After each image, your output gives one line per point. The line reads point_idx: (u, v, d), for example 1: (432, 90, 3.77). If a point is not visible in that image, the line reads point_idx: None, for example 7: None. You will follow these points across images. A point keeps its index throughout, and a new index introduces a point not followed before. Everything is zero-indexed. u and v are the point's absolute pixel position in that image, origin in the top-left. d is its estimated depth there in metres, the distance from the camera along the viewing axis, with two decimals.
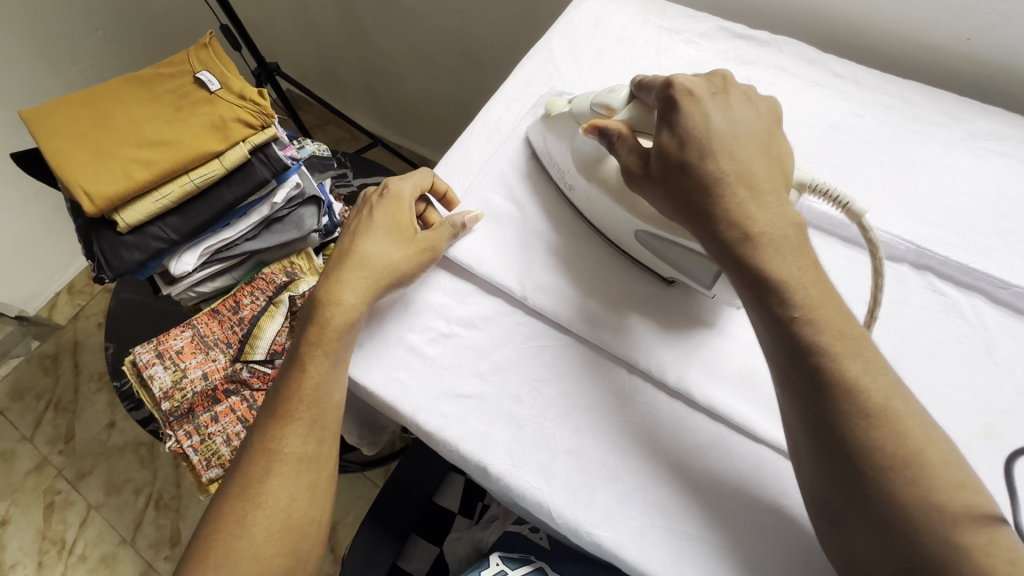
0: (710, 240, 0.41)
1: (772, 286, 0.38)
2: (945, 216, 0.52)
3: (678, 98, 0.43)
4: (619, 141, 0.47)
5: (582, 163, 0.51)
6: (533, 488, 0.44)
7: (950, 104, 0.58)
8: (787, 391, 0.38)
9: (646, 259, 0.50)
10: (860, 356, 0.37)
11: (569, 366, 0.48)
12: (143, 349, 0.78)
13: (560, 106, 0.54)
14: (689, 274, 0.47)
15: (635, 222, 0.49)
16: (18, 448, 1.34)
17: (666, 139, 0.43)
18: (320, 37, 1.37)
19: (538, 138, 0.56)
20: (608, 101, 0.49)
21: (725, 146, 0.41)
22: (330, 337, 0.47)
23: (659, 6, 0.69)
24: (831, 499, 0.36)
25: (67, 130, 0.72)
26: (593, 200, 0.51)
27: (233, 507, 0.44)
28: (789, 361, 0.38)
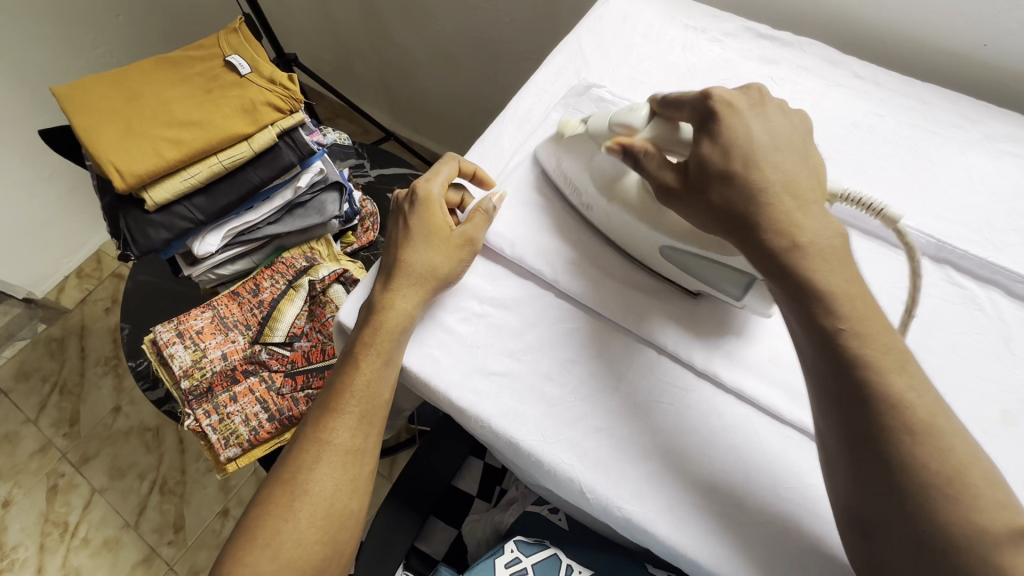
0: (749, 247, 0.40)
1: (816, 296, 0.37)
2: (963, 213, 0.54)
3: (719, 111, 0.43)
4: (646, 158, 0.45)
5: (602, 182, 0.51)
6: (564, 463, 0.45)
7: (967, 107, 0.60)
8: (826, 403, 0.37)
9: (671, 273, 0.50)
10: (905, 372, 0.35)
11: (611, 356, 0.49)
12: (164, 328, 0.79)
13: (573, 127, 0.54)
14: (719, 287, 0.47)
15: (658, 237, 0.49)
16: (22, 430, 1.33)
17: (708, 149, 0.42)
18: (338, 29, 1.39)
19: (551, 162, 0.55)
20: (628, 120, 0.48)
21: (771, 156, 0.41)
22: (383, 339, 0.48)
23: (685, 6, 0.70)
24: (864, 513, 0.34)
25: (98, 107, 0.73)
26: (612, 215, 0.51)
27: (281, 492, 0.45)
28: (834, 372, 0.36)
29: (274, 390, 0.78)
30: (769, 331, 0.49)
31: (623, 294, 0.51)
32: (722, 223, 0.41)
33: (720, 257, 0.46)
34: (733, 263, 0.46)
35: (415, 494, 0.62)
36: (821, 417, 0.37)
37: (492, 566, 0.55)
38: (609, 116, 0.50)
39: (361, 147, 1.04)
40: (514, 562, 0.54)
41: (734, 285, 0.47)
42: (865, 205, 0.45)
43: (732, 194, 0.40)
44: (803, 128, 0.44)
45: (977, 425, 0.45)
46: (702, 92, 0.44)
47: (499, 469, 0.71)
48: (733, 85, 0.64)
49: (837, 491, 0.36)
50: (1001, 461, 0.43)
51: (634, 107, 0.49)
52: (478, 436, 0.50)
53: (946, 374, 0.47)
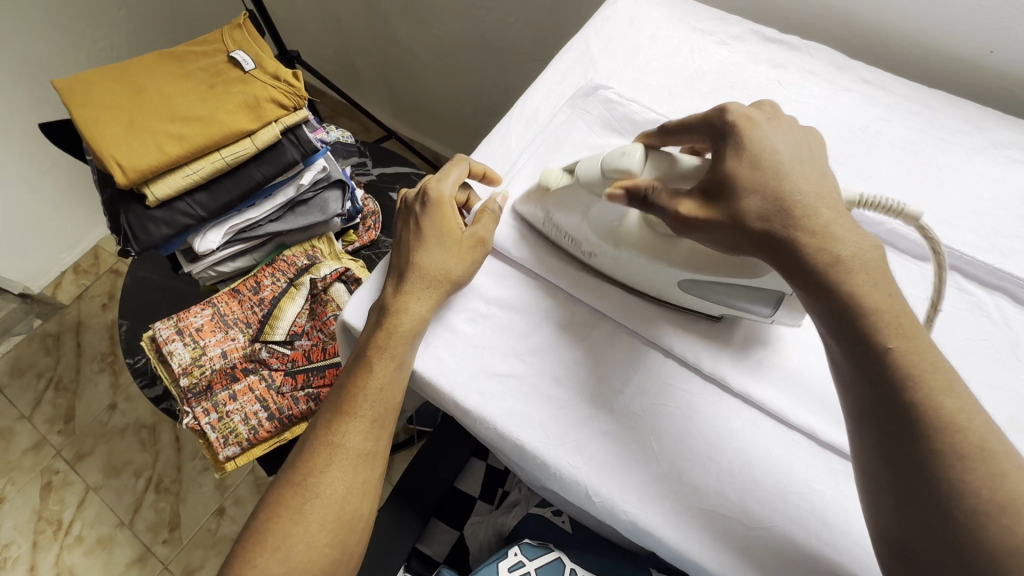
0: (788, 265, 0.39)
1: (859, 315, 0.36)
2: (970, 219, 0.54)
3: (737, 122, 0.42)
4: (657, 195, 0.43)
5: (602, 231, 0.50)
6: (571, 467, 0.45)
7: (974, 114, 0.60)
8: (870, 429, 0.36)
9: (691, 302, 0.49)
10: (954, 393, 0.34)
11: (621, 359, 0.49)
12: (163, 326, 0.78)
13: (557, 178, 0.51)
14: (748, 306, 0.46)
15: (676, 273, 0.47)
16: (16, 426, 1.32)
17: (733, 164, 0.41)
18: (341, 26, 1.38)
19: (539, 218, 0.53)
20: (623, 164, 0.45)
21: (790, 165, 0.40)
22: (396, 342, 0.47)
23: (692, 8, 0.70)
24: (911, 543, 0.34)
25: (100, 101, 0.72)
26: (620, 259, 0.49)
27: (291, 495, 0.45)
28: (878, 396, 0.35)
29: (274, 388, 0.77)
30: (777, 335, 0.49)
31: (630, 297, 0.51)
32: (753, 240, 0.40)
33: (745, 281, 0.45)
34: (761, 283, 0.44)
35: (417, 494, 0.61)
36: (862, 443, 0.36)
37: (495, 569, 0.54)
38: (599, 160, 0.48)
39: (364, 145, 1.03)
40: (517, 566, 0.54)
41: (763, 303, 0.46)
42: (883, 207, 0.44)
43: (763, 207, 0.39)
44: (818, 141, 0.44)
45: None
46: (716, 112, 0.44)
47: (501, 470, 0.72)
48: (740, 87, 0.63)
49: (877, 517, 0.36)
50: None
51: (624, 149, 0.46)
52: (483, 438, 0.49)
53: None
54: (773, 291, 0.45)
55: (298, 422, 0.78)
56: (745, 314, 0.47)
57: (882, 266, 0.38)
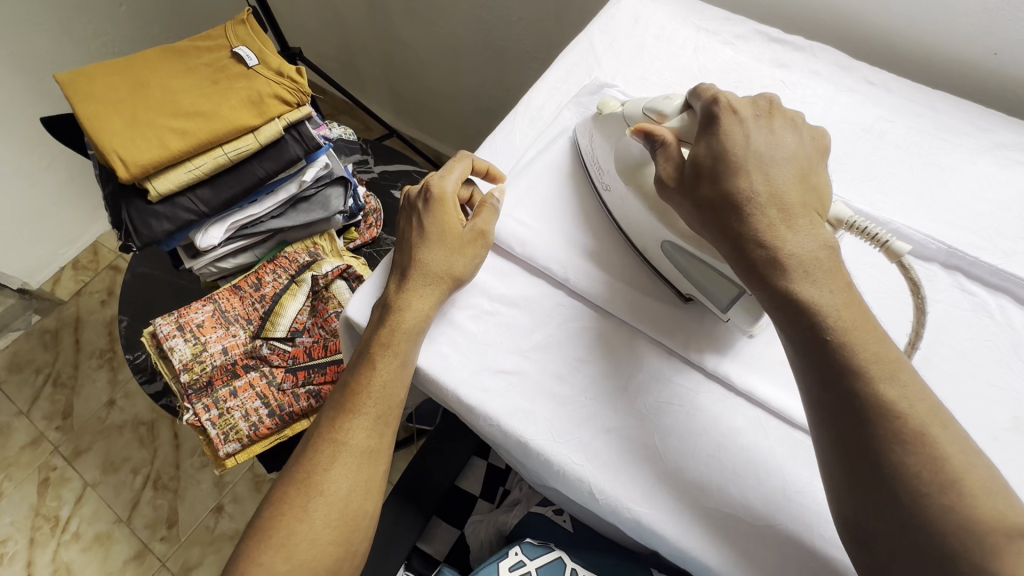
0: (736, 247, 0.40)
1: (800, 304, 0.37)
2: (973, 220, 0.54)
3: (720, 114, 0.43)
4: (663, 148, 0.46)
5: (625, 165, 0.51)
6: (575, 465, 0.45)
7: (977, 115, 0.60)
8: (818, 415, 0.36)
9: (668, 272, 0.50)
10: (897, 380, 0.35)
11: (625, 358, 0.49)
12: (164, 322, 0.78)
13: (611, 108, 0.55)
14: (708, 293, 0.47)
15: (663, 232, 0.49)
16: (13, 422, 1.31)
17: (699, 147, 0.43)
18: (344, 22, 1.38)
19: (584, 139, 0.56)
20: (661, 107, 0.49)
21: (757, 159, 0.41)
22: (399, 339, 0.47)
23: (697, 8, 0.70)
24: (867, 526, 0.34)
25: (102, 95, 0.72)
26: (626, 201, 0.51)
27: (295, 493, 0.44)
28: (823, 383, 0.36)
29: (275, 385, 0.77)
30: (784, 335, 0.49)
31: (637, 296, 0.51)
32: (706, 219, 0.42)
33: (717, 264, 0.46)
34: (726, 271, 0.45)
35: (418, 491, 0.61)
36: (816, 429, 0.37)
37: (495, 569, 0.54)
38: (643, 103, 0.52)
39: (366, 143, 1.03)
40: (518, 565, 0.54)
41: (722, 295, 0.46)
42: (870, 236, 0.45)
43: (720, 191, 0.41)
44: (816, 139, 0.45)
45: (986, 432, 0.45)
46: (712, 95, 0.45)
47: (503, 469, 0.71)
48: (744, 87, 0.63)
49: (837, 505, 0.36)
50: (1009, 468, 0.43)
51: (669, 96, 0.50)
52: (488, 436, 0.49)
53: (956, 381, 0.47)
54: (736, 285, 0.45)
55: (299, 419, 0.78)
56: (705, 301, 0.48)
57: (838, 265, 0.38)
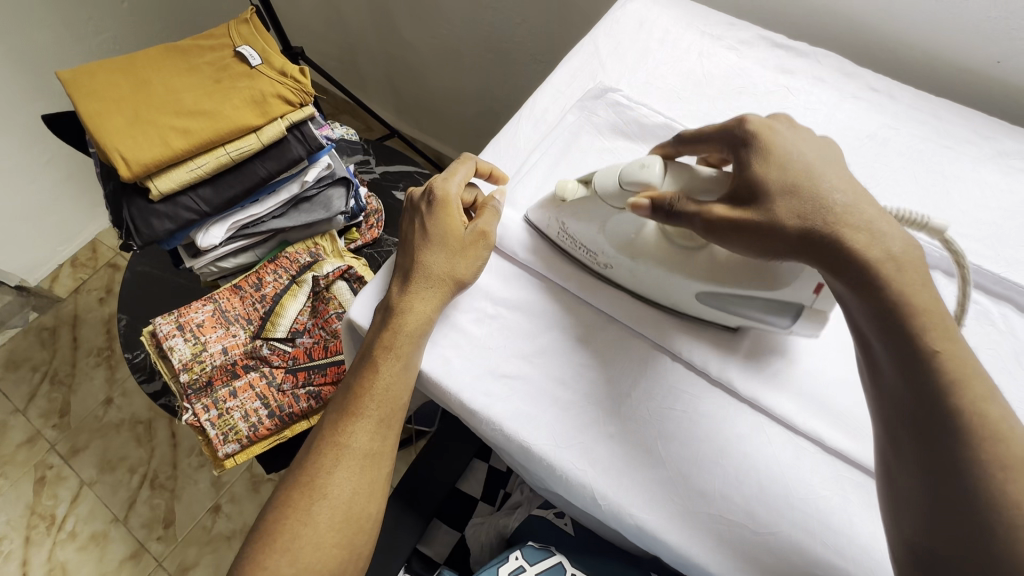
0: (824, 262, 0.38)
1: (901, 317, 0.35)
2: (976, 228, 0.54)
3: (757, 132, 0.41)
4: (684, 205, 0.42)
5: (620, 242, 0.48)
6: (578, 469, 0.45)
7: (980, 124, 0.60)
8: (909, 432, 0.35)
9: (710, 315, 0.48)
10: (995, 402, 0.33)
11: (627, 363, 0.49)
12: (164, 321, 0.77)
13: (571, 190, 0.48)
14: (766, 318, 0.46)
15: (695, 284, 0.46)
16: (10, 420, 1.31)
17: (762, 167, 0.40)
18: (346, 23, 1.37)
19: (554, 225, 0.51)
20: (643, 178, 0.43)
21: (819, 168, 0.40)
22: (402, 342, 0.47)
23: (701, 13, 0.70)
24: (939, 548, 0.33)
25: (103, 93, 0.72)
26: (637, 271, 0.48)
27: (299, 497, 0.44)
28: (917, 399, 0.34)
29: (275, 386, 0.77)
30: (784, 340, 0.49)
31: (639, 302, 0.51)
32: (794, 242, 0.38)
33: (765, 294, 0.44)
34: (779, 295, 0.44)
35: (418, 494, 0.61)
36: (899, 445, 0.35)
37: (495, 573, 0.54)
38: (615, 173, 0.45)
39: (368, 143, 1.03)
40: (518, 571, 0.54)
41: (781, 315, 0.45)
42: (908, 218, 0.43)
43: (798, 206, 0.38)
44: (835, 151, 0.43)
45: None
46: (723, 132, 0.44)
47: (503, 472, 0.71)
48: (749, 92, 0.63)
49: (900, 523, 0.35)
50: None
51: (643, 161, 0.44)
52: (489, 440, 0.49)
53: None
54: (791, 302, 0.44)
55: (299, 420, 0.77)
56: (762, 325, 0.47)
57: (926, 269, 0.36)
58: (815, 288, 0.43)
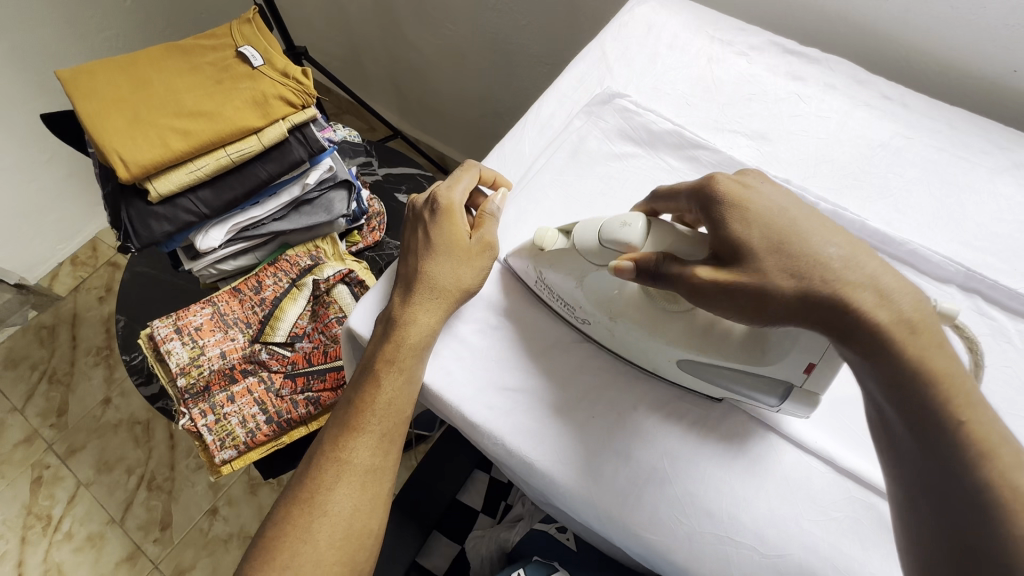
0: (825, 320, 0.35)
1: (919, 382, 0.33)
2: (991, 241, 0.53)
3: (729, 194, 0.39)
4: (672, 277, 0.39)
5: (599, 299, 0.46)
6: (581, 486, 0.44)
7: (997, 134, 0.59)
8: (929, 501, 0.32)
9: (690, 383, 0.45)
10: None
11: (631, 379, 0.48)
12: (162, 324, 0.76)
13: (551, 238, 0.46)
14: (751, 394, 0.43)
15: (675, 352, 0.43)
16: (7, 419, 1.30)
17: (740, 230, 0.38)
18: (351, 23, 1.37)
19: (534, 275, 0.49)
20: (626, 238, 0.42)
21: (805, 221, 0.38)
22: (405, 355, 0.46)
23: (712, 17, 0.69)
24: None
25: (103, 93, 0.71)
26: (615, 330, 0.46)
27: (299, 514, 0.43)
28: (941, 468, 0.32)
29: (273, 391, 0.76)
30: None
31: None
32: (792, 305, 0.36)
33: (752, 367, 0.41)
34: (764, 372, 0.41)
35: (417, 506, 0.60)
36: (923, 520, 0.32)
37: None
38: (597, 227, 0.44)
39: (370, 145, 1.02)
40: None
41: (768, 394, 0.42)
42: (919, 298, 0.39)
43: (788, 264, 0.36)
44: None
45: None
46: (699, 184, 0.41)
47: (505, 485, 0.71)
48: (759, 99, 0.62)
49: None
50: None
51: (624, 220, 0.42)
52: (491, 454, 0.48)
53: None
54: (778, 380, 0.41)
55: (296, 426, 0.76)
56: (747, 400, 0.44)
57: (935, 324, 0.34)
58: (805, 368, 0.40)
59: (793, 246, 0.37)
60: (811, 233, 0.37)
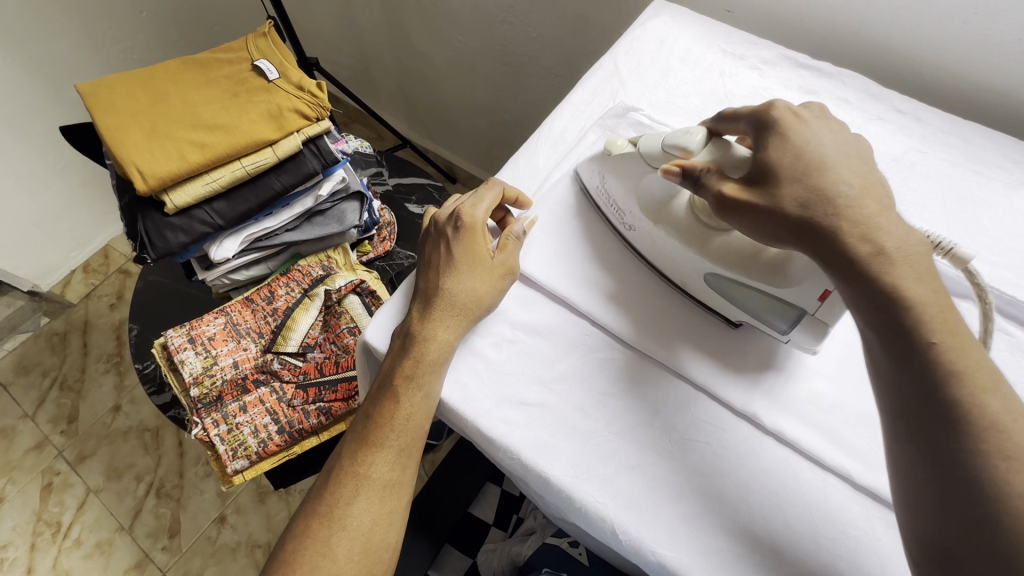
0: (821, 252, 0.38)
1: (899, 310, 0.35)
2: (1009, 256, 0.53)
3: (781, 120, 0.43)
4: (709, 176, 0.44)
5: (650, 204, 0.50)
6: (598, 502, 0.43)
7: (1011, 148, 0.59)
8: (910, 426, 0.34)
9: (714, 302, 0.49)
10: (999, 393, 0.33)
11: (646, 394, 0.47)
12: (175, 333, 0.77)
13: (620, 146, 0.52)
14: (766, 317, 0.46)
15: (703, 264, 0.47)
16: (18, 425, 1.31)
17: (773, 155, 0.41)
18: (362, 34, 1.38)
19: (594, 179, 0.54)
20: (684, 143, 0.46)
21: (835, 158, 0.40)
22: (424, 371, 0.46)
23: (724, 31, 0.69)
24: (952, 546, 0.31)
25: (122, 106, 0.72)
26: (656, 238, 0.50)
27: (318, 528, 0.43)
28: (918, 392, 0.34)
29: (285, 401, 0.76)
30: (810, 370, 0.48)
31: (664, 301, 0.51)
32: (790, 224, 0.39)
33: (767, 288, 0.45)
34: (778, 296, 0.44)
35: (430, 519, 0.60)
36: (901, 440, 0.35)
37: None
38: (660, 137, 0.49)
39: (381, 155, 1.03)
40: None
41: (780, 319, 0.46)
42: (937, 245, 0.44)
43: (803, 194, 0.39)
44: (865, 145, 0.44)
45: None
46: (759, 108, 0.45)
47: (516, 497, 0.72)
48: None
49: (913, 521, 0.34)
50: None
51: (687, 130, 0.47)
52: (505, 467, 0.48)
53: None
54: (792, 307, 0.45)
55: (308, 436, 0.76)
56: (761, 326, 0.48)
57: (925, 261, 0.37)
58: (820, 295, 0.42)
59: (813, 175, 0.39)
60: (831, 170, 0.39)
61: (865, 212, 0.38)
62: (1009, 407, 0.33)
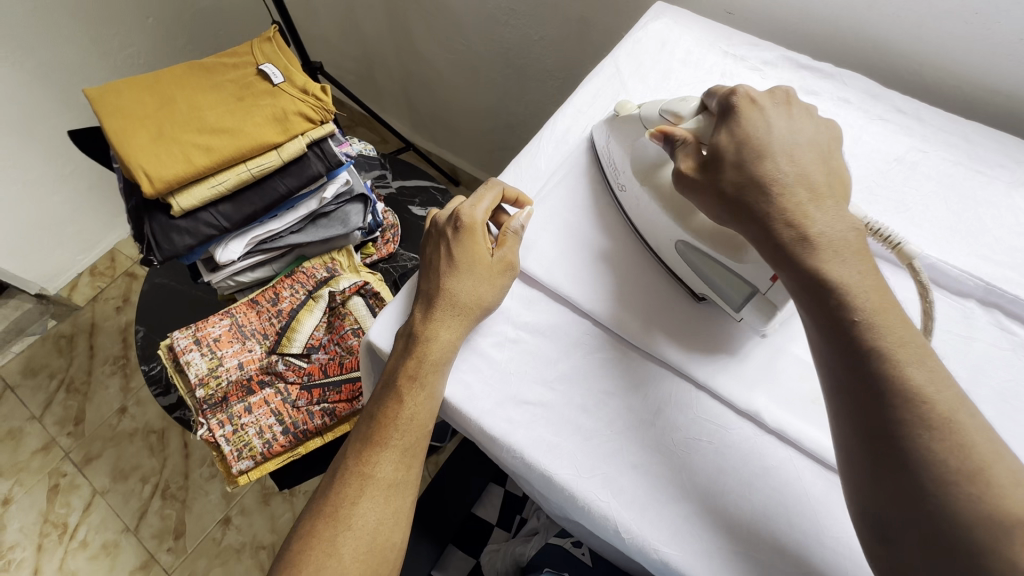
0: (762, 235, 0.40)
1: (832, 289, 0.37)
2: (1011, 256, 0.53)
3: (738, 105, 0.44)
4: (682, 145, 0.46)
5: (640, 166, 0.52)
6: (600, 501, 0.44)
7: (1013, 148, 0.59)
8: (843, 400, 0.36)
9: (685, 276, 0.50)
10: (925, 365, 0.35)
11: (648, 394, 0.47)
12: (181, 335, 0.78)
13: (629, 110, 0.55)
14: (722, 292, 0.48)
15: (677, 231, 0.49)
16: (26, 427, 1.32)
17: (724, 139, 0.43)
18: (365, 38, 1.39)
19: (601, 139, 0.56)
20: (677, 109, 0.49)
21: (778, 146, 0.42)
22: (427, 371, 0.46)
23: (726, 33, 0.70)
24: (886, 517, 0.33)
25: (129, 110, 0.73)
26: (641, 201, 0.51)
27: (324, 527, 0.44)
28: (850, 365, 0.36)
29: (290, 402, 0.76)
30: (814, 369, 0.48)
31: (669, 301, 0.51)
32: (730, 204, 0.42)
33: (730, 263, 0.46)
34: (739, 271, 0.46)
35: (433, 519, 0.61)
36: (838, 416, 0.36)
37: None
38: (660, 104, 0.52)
39: (384, 158, 1.03)
40: None
41: (735, 294, 0.47)
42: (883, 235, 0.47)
43: (740, 178, 0.41)
44: (827, 132, 0.45)
45: None
46: (733, 87, 0.46)
47: (520, 498, 0.72)
48: None
49: (855, 493, 0.35)
50: None
51: (684, 98, 0.50)
52: (510, 467, 0.48)
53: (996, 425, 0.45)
54: (747, 284, 0.46)
55: (312, 437, 0.77)
56: (718, 302, 0.49)
57: (853, 246, 0.39)
58: (773, 274, 0.45)
59: (755, 163, 0.41)
60: (771, 159, 0.41)
61: (795, 200, 0.40)
62: (934, 378, 0.34)
